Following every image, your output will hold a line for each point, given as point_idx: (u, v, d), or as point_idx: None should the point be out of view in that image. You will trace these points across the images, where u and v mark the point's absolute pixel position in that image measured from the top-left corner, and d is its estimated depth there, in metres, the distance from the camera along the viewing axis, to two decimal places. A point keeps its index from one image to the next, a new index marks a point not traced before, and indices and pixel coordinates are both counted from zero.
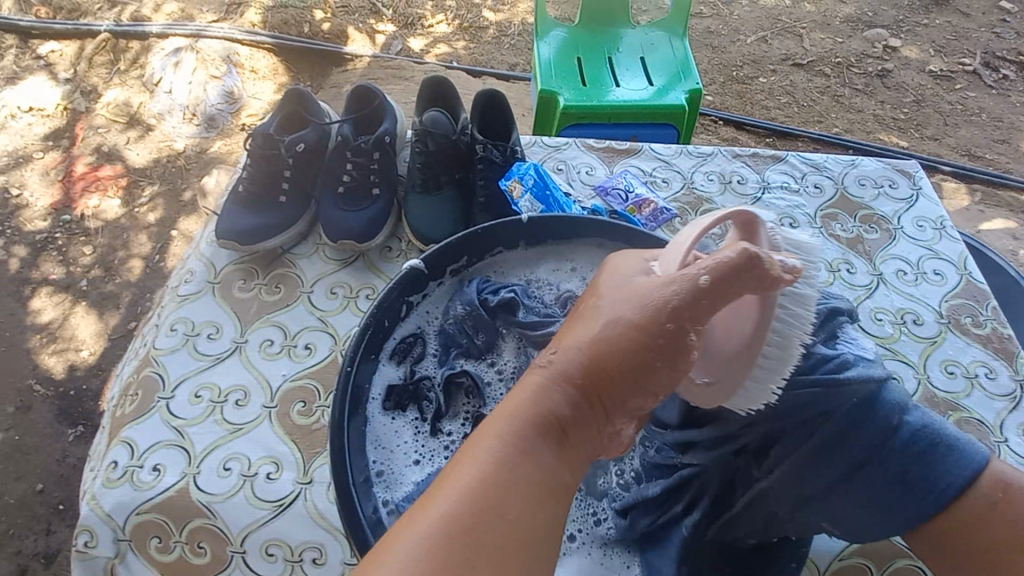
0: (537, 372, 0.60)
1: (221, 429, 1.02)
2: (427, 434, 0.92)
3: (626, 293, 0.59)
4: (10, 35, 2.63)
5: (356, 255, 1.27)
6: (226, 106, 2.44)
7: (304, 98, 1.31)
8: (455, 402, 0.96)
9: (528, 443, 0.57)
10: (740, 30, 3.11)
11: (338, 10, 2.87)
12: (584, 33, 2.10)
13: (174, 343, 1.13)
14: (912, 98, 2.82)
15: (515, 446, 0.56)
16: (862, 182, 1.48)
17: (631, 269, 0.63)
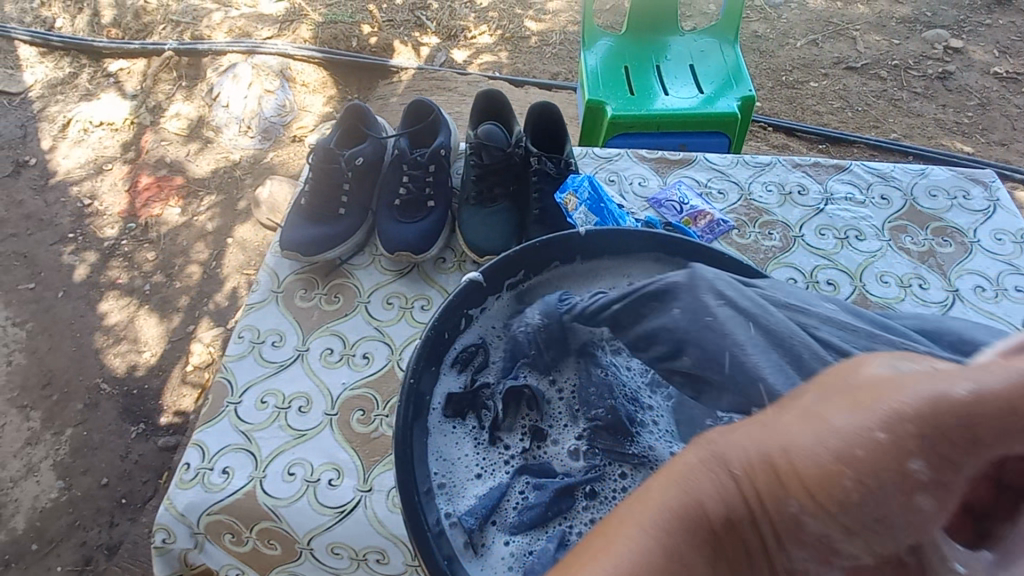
0: (722, 463, 0.44)
1: (285, 435, 1.06)
2: (486, 446, 0.93)
3: (853, 393, 0.43)
4: (86, 55, 2.83)
5: (411, 266, 1.29)
6: (278, 119, 2.55)
7: (363, 113, 1.35)
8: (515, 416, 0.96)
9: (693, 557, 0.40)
10: (789, 33, 3.03)
11: (385, 24, 2.96)
12: (631, 42, 2.09)
13: (241, 350, 1.17)
14: (978, 101, 2.67)
15: (677, 551, 0.40)
16: (934, 193, 1.41)
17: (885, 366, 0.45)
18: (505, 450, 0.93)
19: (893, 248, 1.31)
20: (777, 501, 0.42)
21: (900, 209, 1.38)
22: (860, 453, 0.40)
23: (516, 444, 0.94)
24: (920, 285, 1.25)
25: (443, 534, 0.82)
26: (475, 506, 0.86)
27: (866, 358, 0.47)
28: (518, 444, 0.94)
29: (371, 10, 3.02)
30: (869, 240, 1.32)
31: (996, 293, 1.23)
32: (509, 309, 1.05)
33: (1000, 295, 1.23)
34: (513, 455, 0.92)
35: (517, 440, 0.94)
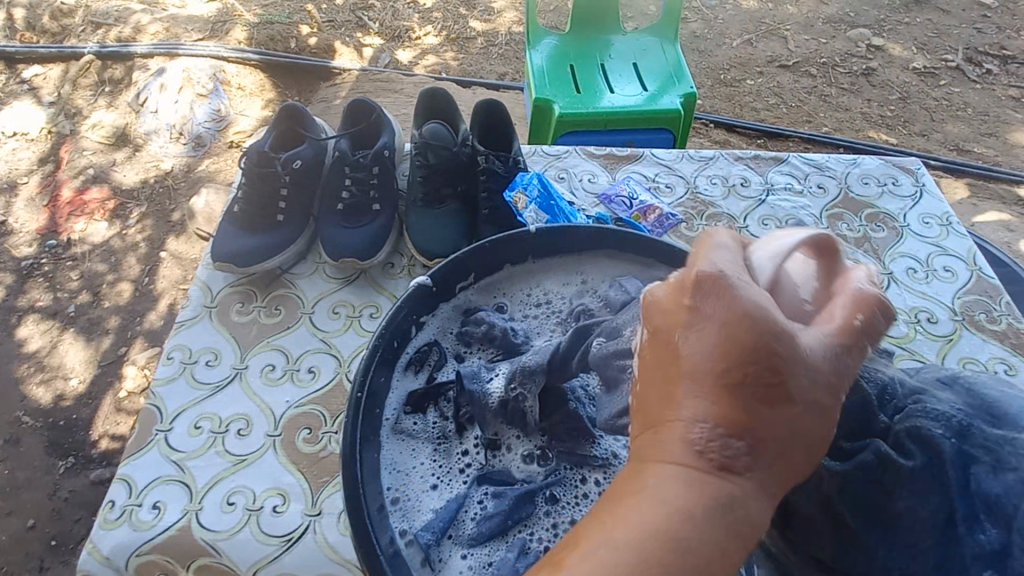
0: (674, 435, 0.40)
1: (223, 462, 0.98)
2: (443, 453, 0.88)
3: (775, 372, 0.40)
4: None
5: (358, 273, 1.23)
6: (213, 124, 2.40)
7: (299, 114, 1.28)
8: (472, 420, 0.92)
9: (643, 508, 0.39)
10: (725, 33, 3.13)
11: (324, 25, 2.85)
12: (575, 40, 2.09)
13: (171, 373, 1.08)
14: (899, 95, 2.84)
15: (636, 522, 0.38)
16: (866, 181, 1.47)
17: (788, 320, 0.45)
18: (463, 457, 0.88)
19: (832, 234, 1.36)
20: (689, 433, 0.40)
21: (835, 197, 1.43)
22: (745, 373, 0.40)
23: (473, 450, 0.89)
24: None
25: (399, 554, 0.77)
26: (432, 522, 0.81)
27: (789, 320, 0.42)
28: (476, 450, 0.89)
29: (309, 10, 2.90)
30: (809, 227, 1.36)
31: (927, 273, 1.29)
32: (462, 311, 1.01)
33: (931, 275, 1.29)
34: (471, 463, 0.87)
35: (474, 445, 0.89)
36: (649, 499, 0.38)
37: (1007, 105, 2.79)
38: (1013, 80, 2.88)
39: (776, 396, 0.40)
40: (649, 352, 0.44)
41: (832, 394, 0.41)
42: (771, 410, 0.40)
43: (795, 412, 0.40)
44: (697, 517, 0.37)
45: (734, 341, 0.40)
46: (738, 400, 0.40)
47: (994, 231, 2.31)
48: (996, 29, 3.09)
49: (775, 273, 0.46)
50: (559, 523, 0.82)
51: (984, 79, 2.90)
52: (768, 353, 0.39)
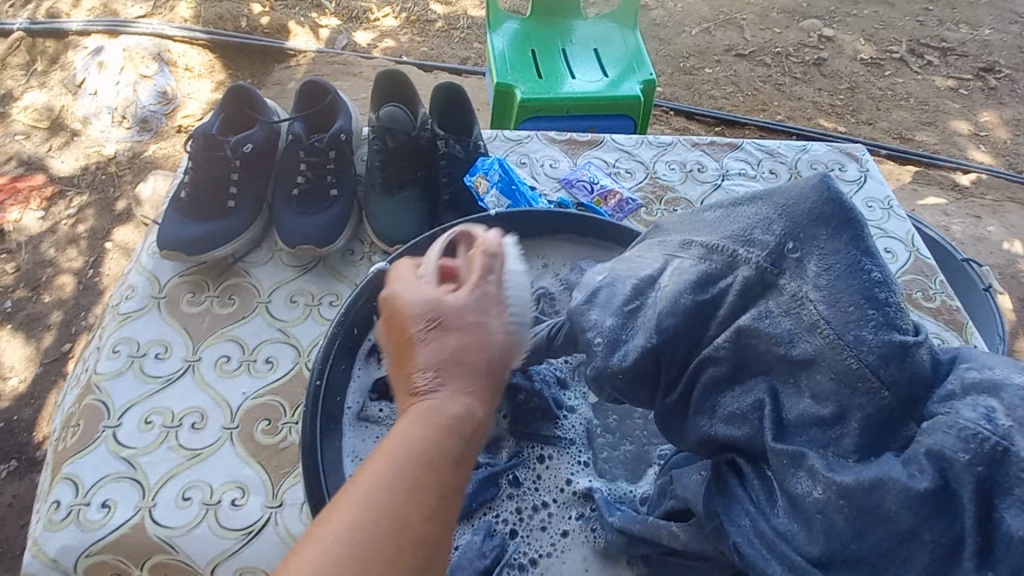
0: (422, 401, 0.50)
1: (177, 457, 0.94)
2: None
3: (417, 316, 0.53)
4: None
5: (316, 261, 1.20)
6: (159, 107, 2.28)
7: (248, 94, 1.22)
8: None
9: (417, 458, 0.45)
10: (684, 21, 3.17)
11: (277, 4, 2.73)
12: (536, 25, 2.08)
13: (117, 367, 1.03)
14: (847, 85, 2.96)
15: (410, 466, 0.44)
16: (814, 166, 1.53)
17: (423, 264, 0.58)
18: None
19: None
20: (417, 385, 0.51)
21: (785, 182, 1.49)
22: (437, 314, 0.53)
23: None
24: None
25: None
26: None
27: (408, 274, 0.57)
28: None
29: None
30: None
31: None
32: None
33: None
34: None
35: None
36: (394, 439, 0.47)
37: (945, 95, 2.95)
38: (951, 72, 3.04)
39: (451, 353, 0.51)
40: (389, 344, 0.55)
41: (477, 318, 0.54)
42: (447, 352, 0.51)
43: (469, 352, 0.52)
44: (424, 430, 0.47)
45: (412, 316, 0.53)
46: (431, 350, 0.52)
47: (932, 215, 2.46)
48: (936, 22, 3.24)
49: (438, 262, 0.58)
50: (524, 505, 0.83)
51: (925, 70, 3.05)
52: (435, 324, 0.52)
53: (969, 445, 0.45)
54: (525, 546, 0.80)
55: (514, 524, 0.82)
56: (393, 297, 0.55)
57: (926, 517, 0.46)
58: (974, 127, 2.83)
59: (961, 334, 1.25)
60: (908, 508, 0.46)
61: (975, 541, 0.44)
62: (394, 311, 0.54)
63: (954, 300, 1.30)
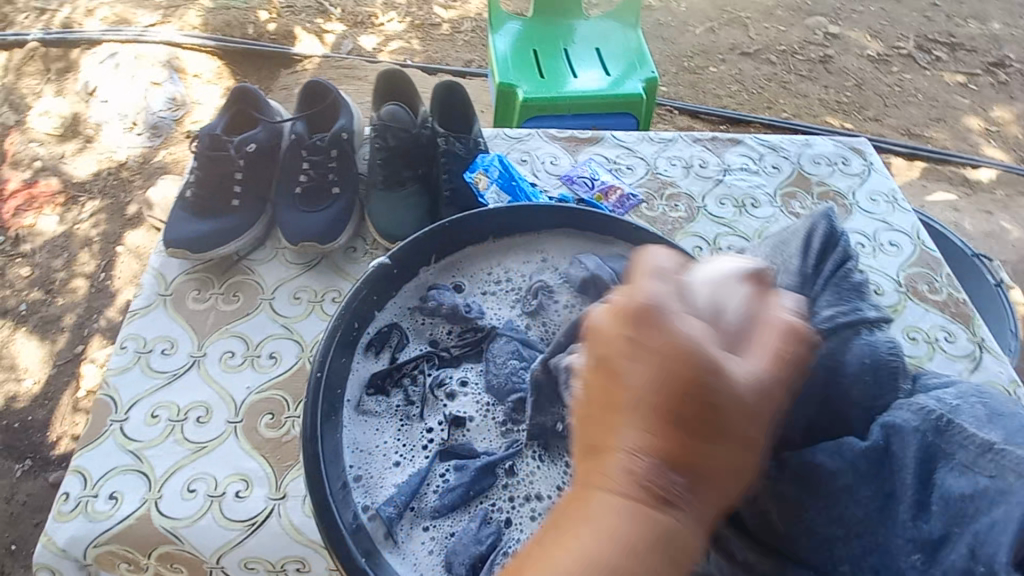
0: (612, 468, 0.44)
1: (182, 449, 0.96)
2: (408, 430, 0.88)
3: (670, 369, 0.43)
4: None
5: (319, 258, 1.21)
6: (169, 113, 2.32)
7: (252, 95, 1.25)
8: (435, 402, 0.91)
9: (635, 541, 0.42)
10: (688, 21, 3.17)
11: (284, 10, 2.77)
12: (538, 25, 2.09)
13: (125, 362, 1.05)
14: (853, 82, 2.94)
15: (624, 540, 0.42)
16: (817, 160, 1.53)
17: (667, 272, 0.50)
18: (427, 436, 0.88)
19: (785, 211, 1.41)
20: (632, 466, 0.44)
21: (788, 176, 1.48)
22: (684, 381, 0.43)
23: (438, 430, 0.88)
24: None
25: (362, 528, 0.79)
26: (395, 497, 0.81)
27: (658, 297, 0.47)
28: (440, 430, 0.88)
29: None
30: (764, 206, 1.41)
31: (874, 247, 1.36)
32: (422, 291, 1.00)
33: (876, 249, 1.36)
34: (435, 441, 0.87)
35: (436, 424, 0.89)
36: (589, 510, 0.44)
37: (954, 91, 2.92)
38: (960, 67, 3.01)
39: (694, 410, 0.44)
40: (596, 378, 0.47)
41: (757, 411, 0.45)
42: (702, 442, 0.43)
43: (733, 431, 0.44)
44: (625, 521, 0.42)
45: (672, 376, 0.43)
46: (672, 432, 0.43)
47: (941, 211, 2.43)
48: (944, 18, 3.21)
49: (710, 288, 0.50)
50: (517, 496, 0.83)
51: (933, 65, 3.02)
52: (700, 396, 0.43)
53: (923, 416, 0.52)
54: (519, 536, 0.80)
55: (508, 514, 0.81)
56: (635, 292, 0.46)
57: (865, 475, 0.52)
58: (985, 122, 2.80)
59: (967, 327, 1.23)
60: (854, 467, 0.53)
61: (918, 506, 0.49)
62: (612, 327, 0.46)
63: (961, 292, 1.29)
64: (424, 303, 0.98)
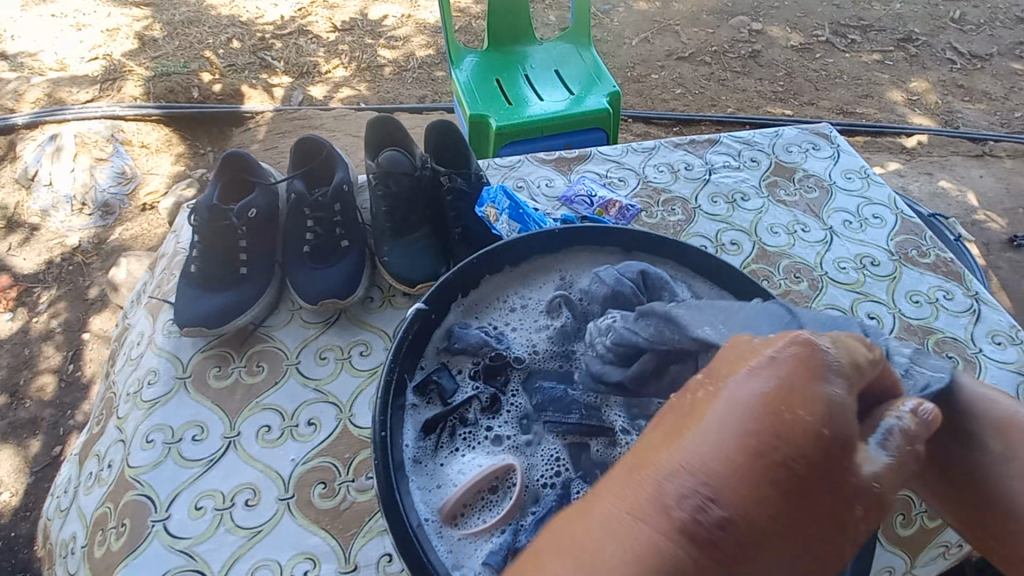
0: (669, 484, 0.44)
1: (236, 538, 0.90)
2: (473, 446, 0.86)
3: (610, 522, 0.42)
4: None
5: (338, 313, 1.19)
6: (119, 188, 2.38)
7: (243, 160, 1.23)
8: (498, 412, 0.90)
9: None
10: (623, 35, 3.86)
11: (227, 70, 3.04)
12: (493, 56, 2.40)
13: (155, 456, 0.99)
14: (784, 71, 3.60)
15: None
16: (789, 149, 1.62)
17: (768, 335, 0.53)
18: (492, 431, 0.88)
19: (774, 201, 1.47)
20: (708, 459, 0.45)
21: (767, 167, 1.56)
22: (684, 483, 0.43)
23: (502, 427, 0.89)
24: (803, 229, 1.40)
25: None
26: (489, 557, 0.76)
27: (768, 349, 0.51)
28: (505, 427, 0.89)
29: (207, 57, 3.09)
30: (753, 198, 1.47)
31: (861, 222, 1.43)
32: (447, 332, 0.97)
33: (864, 224, 1.42)
34: (505, 435, 0.88)
35: (502, 428, 0.88)
36: (620, 519, 0.42)
37: (860, 77, 3.55)
38: (874, 47, 3.76)
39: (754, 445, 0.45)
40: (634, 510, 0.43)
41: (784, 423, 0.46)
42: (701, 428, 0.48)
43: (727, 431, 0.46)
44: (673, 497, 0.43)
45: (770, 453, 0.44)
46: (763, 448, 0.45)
47: None
48: (850, 4, 4.07)
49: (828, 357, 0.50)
50: None
51: (850, 47, 3.77)
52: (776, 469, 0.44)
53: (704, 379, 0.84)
54: None
55: None
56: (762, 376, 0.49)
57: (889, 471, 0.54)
58: (907, 93, 3.45)
59: (961, 283, 1.30)
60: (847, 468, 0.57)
61: None
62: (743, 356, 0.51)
63: (947, 253, 1.36)
64: (450, 341, 0.96)
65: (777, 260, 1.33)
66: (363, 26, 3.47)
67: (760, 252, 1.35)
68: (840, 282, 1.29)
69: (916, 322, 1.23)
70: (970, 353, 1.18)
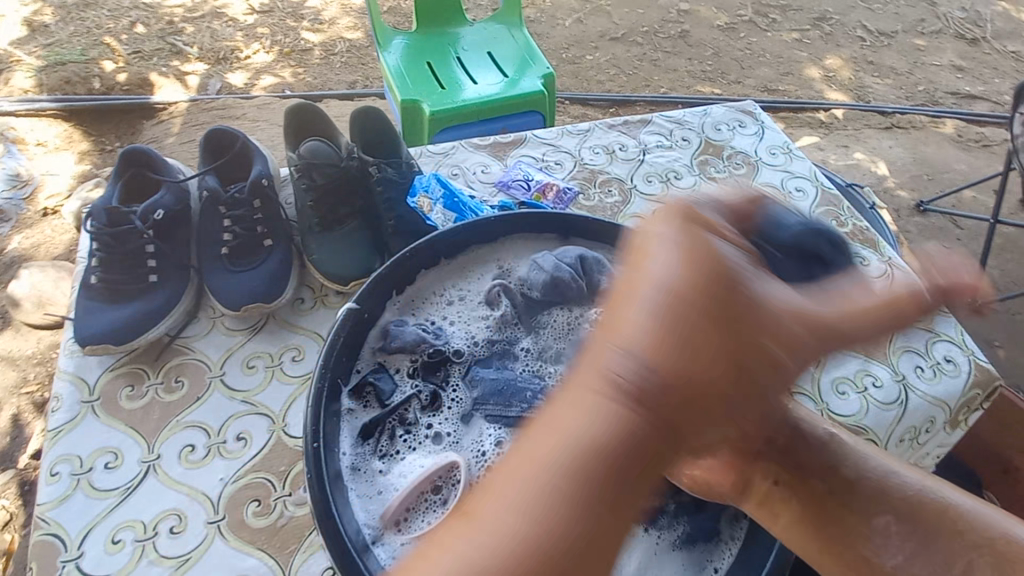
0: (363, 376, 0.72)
1: (162, 569, 0.83)
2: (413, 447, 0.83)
3: None
4: None
5: (265, 318, 1.11)
6: (15, 193, 2.15)
7: (145, 156, 1.11)
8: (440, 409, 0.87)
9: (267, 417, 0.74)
10: (556, 16, 3.83)
11: (132, 58, 2.77)
12: (423, 39, 2.32)
13: (61, 490, 0.89)
14: (712, 51, 3.69)
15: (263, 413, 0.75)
16: (717, 127, 1.65)
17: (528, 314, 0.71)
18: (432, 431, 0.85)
19: (705, 178, 1.50)
20: None
21: (698, 145, 1.59)
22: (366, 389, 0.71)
23: (444, 425, 0.86)
24: None
25: None
26: None
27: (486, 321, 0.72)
28: (447, 425, 0.86)
29: (107, 43, 2.81)
30: (685, 176, 1.50)
31: (785, 196, 1.48)
32: (383, 331, 0.92)
33: (787, 197, 1.48)
34: (446, 433, 0.84)
35: (444, 426, 0.85)
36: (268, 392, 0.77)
37: (781, 55, 3.71)
38: (792, 26, 3.93)
39: None
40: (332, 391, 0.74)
41: None
42: None
43: None
44: None
45: None
46: None
47: None
48: None
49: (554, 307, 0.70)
50: None
51: (771, 26, 3.92)
52: None
53: None
54: None
55: None
56: None
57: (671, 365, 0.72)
58: (824, 70, 3.63)
59: (875, 250, 1.38)
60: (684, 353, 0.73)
61: None
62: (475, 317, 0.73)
63: (862, 221, 1.44)
64: (386, 341, 0.91)
65: None
66: (283, 8, 3.26)
67: None
68: None
69: None
70: None
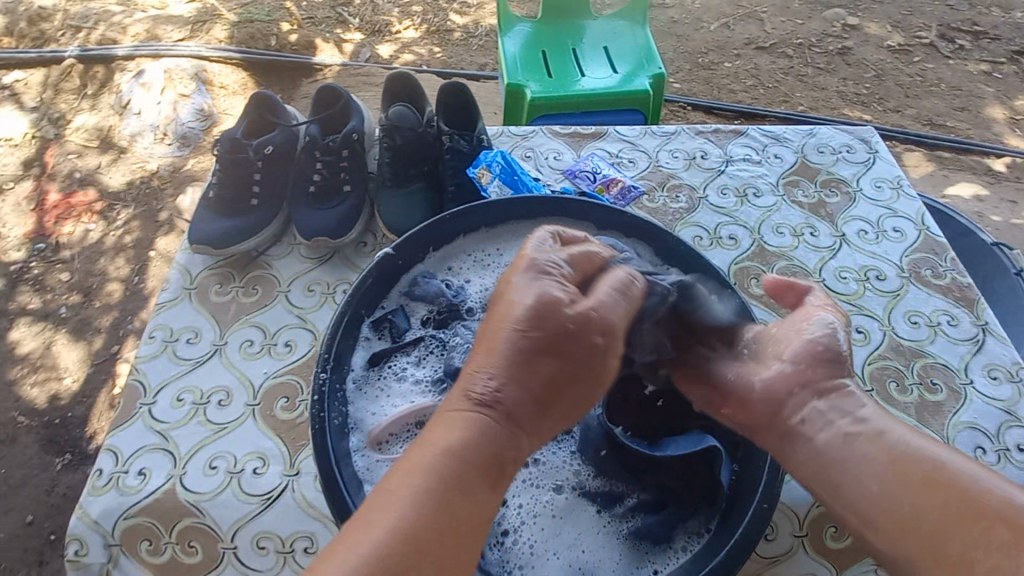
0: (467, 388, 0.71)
1: (204, 429, 1.03)
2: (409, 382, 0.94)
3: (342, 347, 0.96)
4: None
5: (331, 253, 1.28)
6: (197, 123, 2.60)
7: (268, 101, 1.33)
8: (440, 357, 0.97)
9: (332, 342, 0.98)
10: (702, 19, 3.68)
11: (305, 22, 3.19)
12: (546, 28, 2.39)
13: (153, 351, 1.13)
14: (872, 73, 3.31)
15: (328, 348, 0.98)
16: (820, 150, 1.53)
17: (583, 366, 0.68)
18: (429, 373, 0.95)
19: (788, 201, 1.41)
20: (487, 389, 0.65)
21: (791, 165, 1.49)
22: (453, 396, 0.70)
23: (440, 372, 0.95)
24: (811, 233, 1.35)
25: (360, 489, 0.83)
26: None
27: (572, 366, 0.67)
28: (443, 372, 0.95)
29: (288, 8, 3.25)
30: (766, 195, 1.42)
31: (877, 234, 1.34)
32: (412, 280, 1.04)
33: (880, 235, 1.34)
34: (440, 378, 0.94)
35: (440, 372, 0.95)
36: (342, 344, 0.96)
37: (959, 88, 3.22)
38: (984, 56, 3.39)
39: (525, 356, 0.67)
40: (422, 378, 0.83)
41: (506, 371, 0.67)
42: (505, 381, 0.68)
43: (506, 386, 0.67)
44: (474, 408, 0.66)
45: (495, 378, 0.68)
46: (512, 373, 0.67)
47: None
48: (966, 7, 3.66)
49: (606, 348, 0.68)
50: None
51: (955, 53, 3.41)
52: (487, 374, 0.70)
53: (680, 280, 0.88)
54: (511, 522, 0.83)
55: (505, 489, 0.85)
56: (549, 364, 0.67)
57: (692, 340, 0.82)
58: (1011, 110, 3.10)
59: (971, 311, 1.21)
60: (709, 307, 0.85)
61: None
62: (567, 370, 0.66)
63: (966, 277, 1.26)
64: (412, 288, 1.02)
65: (774, 260, 1.30)
66: None
67: (757, 250, 1.31)
68: (835, 291, 1.24)
69: (906, 342, 1.16)
70: (958, 383, 1.11)
